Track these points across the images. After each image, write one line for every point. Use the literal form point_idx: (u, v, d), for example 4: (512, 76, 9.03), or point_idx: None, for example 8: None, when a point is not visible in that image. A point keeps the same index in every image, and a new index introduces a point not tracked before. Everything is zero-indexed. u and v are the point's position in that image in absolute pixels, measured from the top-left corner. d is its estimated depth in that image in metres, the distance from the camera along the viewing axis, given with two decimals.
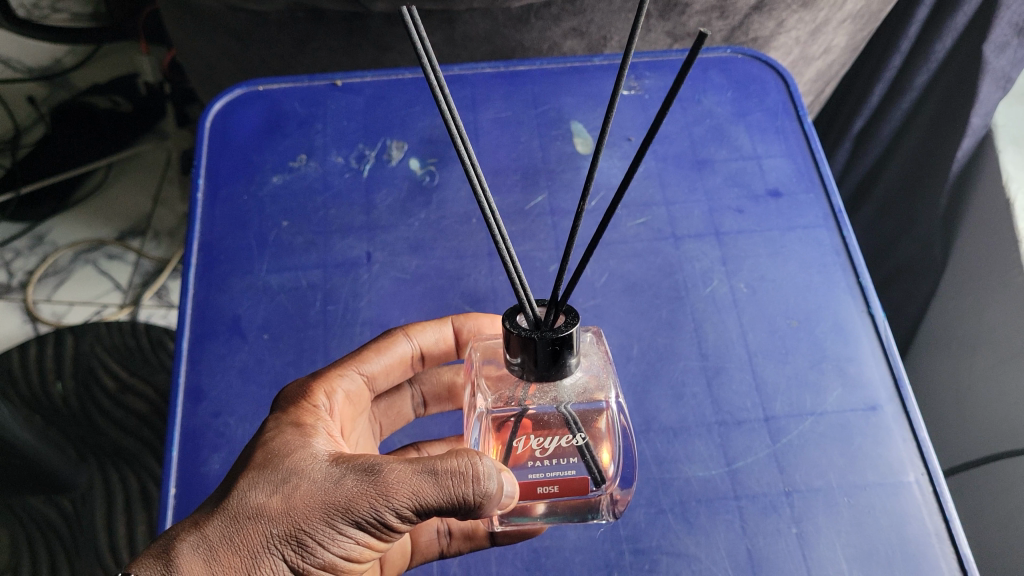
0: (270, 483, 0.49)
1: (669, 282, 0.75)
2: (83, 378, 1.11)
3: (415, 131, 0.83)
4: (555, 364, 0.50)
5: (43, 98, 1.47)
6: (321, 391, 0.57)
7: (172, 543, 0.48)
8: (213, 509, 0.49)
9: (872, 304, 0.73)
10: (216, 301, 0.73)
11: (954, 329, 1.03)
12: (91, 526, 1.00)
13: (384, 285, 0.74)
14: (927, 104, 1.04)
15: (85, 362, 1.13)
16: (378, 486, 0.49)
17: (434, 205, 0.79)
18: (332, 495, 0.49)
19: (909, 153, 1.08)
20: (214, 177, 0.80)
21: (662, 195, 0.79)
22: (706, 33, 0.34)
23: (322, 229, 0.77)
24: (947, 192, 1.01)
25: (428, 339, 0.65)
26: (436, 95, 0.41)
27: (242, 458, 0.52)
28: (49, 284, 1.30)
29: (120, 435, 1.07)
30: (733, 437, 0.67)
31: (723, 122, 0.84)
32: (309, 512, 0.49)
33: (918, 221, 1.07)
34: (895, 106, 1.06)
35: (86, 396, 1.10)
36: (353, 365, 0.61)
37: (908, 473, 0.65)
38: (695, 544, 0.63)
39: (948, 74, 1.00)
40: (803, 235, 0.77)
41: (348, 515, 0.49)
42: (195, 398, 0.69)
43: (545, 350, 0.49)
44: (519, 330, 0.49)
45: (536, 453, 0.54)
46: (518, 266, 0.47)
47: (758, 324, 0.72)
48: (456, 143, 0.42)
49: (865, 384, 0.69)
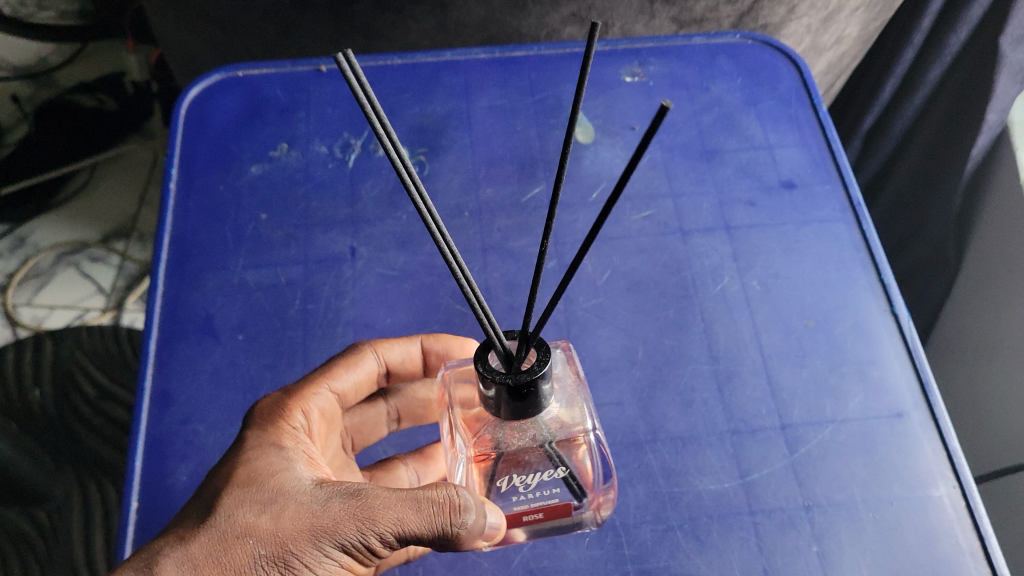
0: (258, 502, 0.44)
1: (676, 280, 0.69)
2: (62, 383, 1.04)
3: (405, 120, 0.78)
4: (528, 403, 0.45)
5: (28, 97, 1.38)
6: (299, 408, 0.52)
7: (152, 559, 0.42)
8: (189, 529, 0.44)
9: (896, 303, 0.68)
10: (187, 299, 0.68)
11: (969, 333, 0.98)
12: (68, 539, 0.94)
13: (369, 283, 0.69)
14: (941, 98, 0.99)
15: (63, 368, 1.05)
16: (370, 509, 0.44)
17: (425, 196, 0.73)
18: (322, 516, 0.44)
19: (923, 149, 1.03)
20: (188, 168, 0.75)
21: (669, 187, 0.74)
22: (666, 105, 0.29)
23: (303, 222, 0.72)
24: (962, 191, 0.96)
25: (394, 356, 0.59)
26: (381, 139, 0.36)
27: (216, 474, 0.47)
28: (29, 287, 1.25)
29: (100, 447, 0.99)
30: (747, 446, 0.62)
31: (733, 111, 0.79)
32: (297, 533, 0.43)
33: (932, 220, 1.02)
34: (907, 101, 1.01)
35: (66, 405, 1.02)
36: (325, 380, 0.55)
37: (939, 487, 0.60)
38: (706, 563, 0.57)
39: (963, 69, 0.95)
40: (820, 230, 0.71)
41: (333, 540, 0.44)
42: (162, 403, 0.63)
43: (514, 394, 0.44)
44: (490, 375, 0.43)
45: (519, 488, 0.51)
46: (471, 278, 0.42)
47: (773, 325, 0.67)
48: (407, 187, 0.37)
49: (888, 389, 0.64)
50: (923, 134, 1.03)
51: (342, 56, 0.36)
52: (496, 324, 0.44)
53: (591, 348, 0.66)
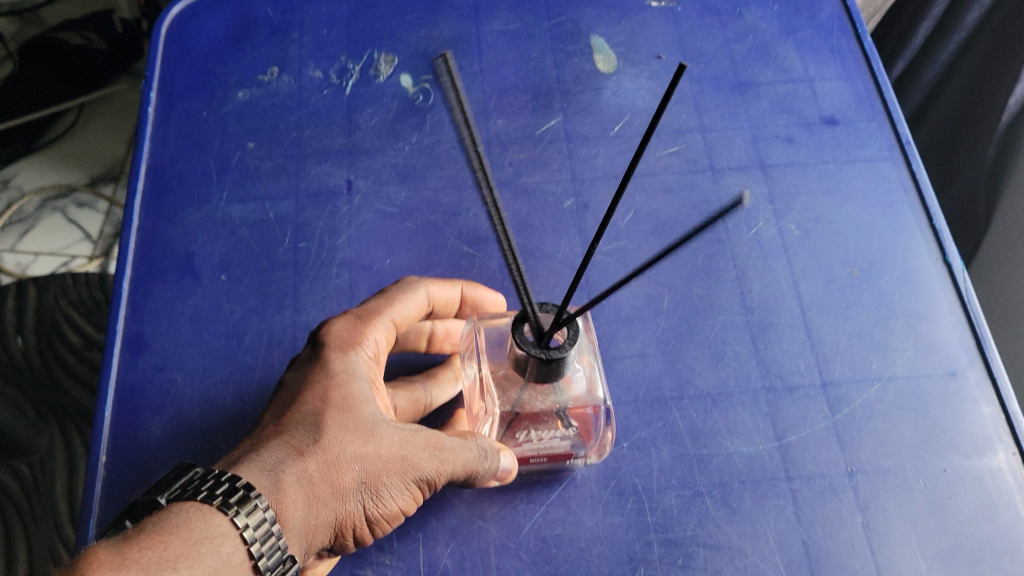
0: (362, 427, 0.42)
1: (705, 222, 0.63)
2: (45, 332, 0.81)
3: (408, 43, 0.70)
4: (549, 374, 0.44)
5: (12, 36, 1.21)
6: (372, 327, 0.47)
7: (271, 467, 0.39)
8: (302, 442, 0.40)
9: (949, 252, 0.61)
10: (165, 235, 0.61)
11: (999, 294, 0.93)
12: (51, 496, 0.75)
13: (368, 220, 0.62)
14: (976, 45, 0.90)
15: (47, 317, 0.82)
16: (447, 450, 0.45)
17: (428, 127, 0.66)
18: (414, 450, 0.44)
19: (954, 100, 0.95)
20: (169, 92, 0.68)
21: (698, 121, 0.67)
22: (685, 68, 0.28)
23: (294, 152, 0.65)
24: (995, 144, 0.89)
25: (441, 294, 0.53)
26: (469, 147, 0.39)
27: (301, 391, 0.43)
28: (13, 233, 1.14)
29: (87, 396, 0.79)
30: (784, 406, 0.56)
31: (769, 39, 0.71)
32: (392, 463, 0.43)
33: (959, 175, 0.95)
34: (939, 47, 0.93)
35: (49, 353, 0.81)
36: (386, 311, 0.49)
37: (997, 453, 0.54)
38: (739, 534, 0.52)
39: (1002, 15, 0.86)
40: (865, 169, 0.65)
41: (413, 475, 0.44)
42: (136, 348, 0.57)
43: (543, 367, 0.43)
44: (526, 347, 0.43)
45: (531, 438, 0.52)
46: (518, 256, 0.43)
47: (813, 273, 0.61)
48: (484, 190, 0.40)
49: (939, 345, 0.58)
50: (954, 82, 0.94)
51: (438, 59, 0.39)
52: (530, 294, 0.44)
53: (611, 295, 0.60)
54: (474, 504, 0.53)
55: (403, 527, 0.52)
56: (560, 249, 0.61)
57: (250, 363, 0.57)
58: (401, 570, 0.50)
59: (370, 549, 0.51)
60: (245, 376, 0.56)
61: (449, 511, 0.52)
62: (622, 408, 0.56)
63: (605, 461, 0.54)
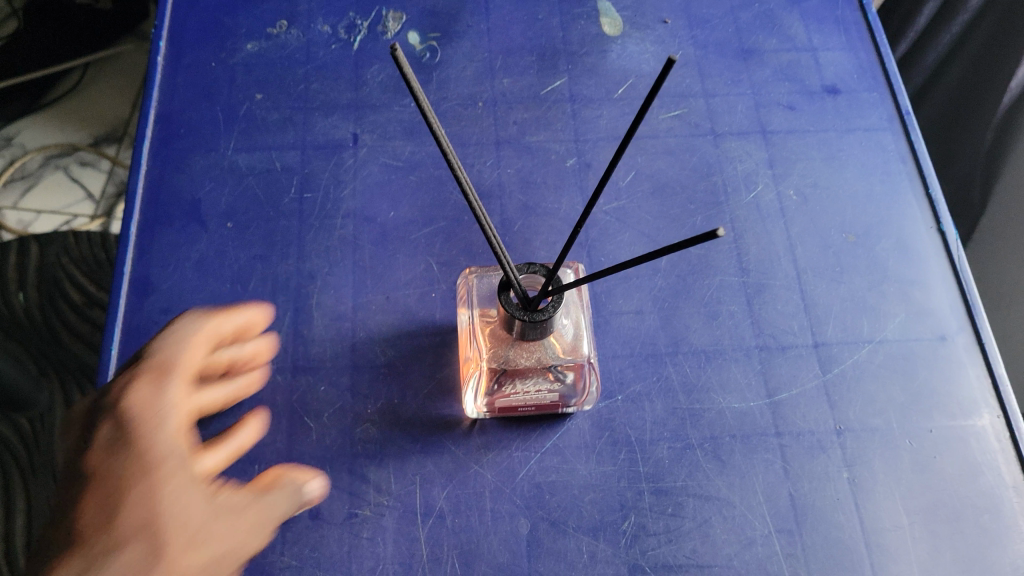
0: (157, 531, 0.43)
1: (705, 185, 0.64)
2: (47, 289, 0.83)
3: (416, 1, 0.71)
4: (540, 333, 0.48)
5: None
6: (168, 387, 0.47)
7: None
8: (100, 559, 0.41)
9: (944, 221, 0.62)
10: (172, 182, 0.62)
11: (991, 276, 0.96)
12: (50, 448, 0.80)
13: (373, 173, 0.63)
14: (979, 28, 0.90)
15: (49, 275, 0.84)
16: (264, 516, 0.46)
17: (435, 84, 0.67)
18: (245, 534, 0.45)
19: (954, 82, 0.95)
20: (178, 41, 0.68)
21: (701, 86, 0.68)
22: (674, 58, 0.33)
23: (301, 105, 0.66)
24: (995, 128, 0.90)
25: (229, 323, 0.52)
26: (458, 175, 0.41)
27: (97, 475, 0.44)
28: (15, 189, 1.16)
29: (85, 353, 0.83)
30: (776, 365, 0.57)
31: (774, 8, 0.72)
32: (232, 556, 0.44)
33: (957, 156, 0.96)
34: (944, 28, 0.92)
35: (51, 310, 0.83)
36: (176, 371, 0.48)
37: (982, 416, 0.55)
38: (728, 486, 0.53)
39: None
40: (864, 139, 0.66)
41: (254, 549, 0.45)
42: (142, 290, 0.58)
43: (530, 328, 0.47)
44: (510, 311, 0.47)
45: (520, 391, 0.53)
46: (498, 237, 0.46)
47: (810, 238, 0.62)
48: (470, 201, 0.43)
49: (931, 311, 0.59)
50: (956, 64, 0.95)
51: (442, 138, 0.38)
52: (510, 262, 0.46)
53: (610, 253, 0.61)
54: (470, 449, 0.54)
55: (401, 470, 0.53)
56: (561, 207, 0.62)
57: None
58: (397, 510, 0.52)
59: (369, 489, 0.52)
60: None
61: (446, 456, 0.53)
62: (619, 361, 0.57)
63: (600, 411, 0.55)
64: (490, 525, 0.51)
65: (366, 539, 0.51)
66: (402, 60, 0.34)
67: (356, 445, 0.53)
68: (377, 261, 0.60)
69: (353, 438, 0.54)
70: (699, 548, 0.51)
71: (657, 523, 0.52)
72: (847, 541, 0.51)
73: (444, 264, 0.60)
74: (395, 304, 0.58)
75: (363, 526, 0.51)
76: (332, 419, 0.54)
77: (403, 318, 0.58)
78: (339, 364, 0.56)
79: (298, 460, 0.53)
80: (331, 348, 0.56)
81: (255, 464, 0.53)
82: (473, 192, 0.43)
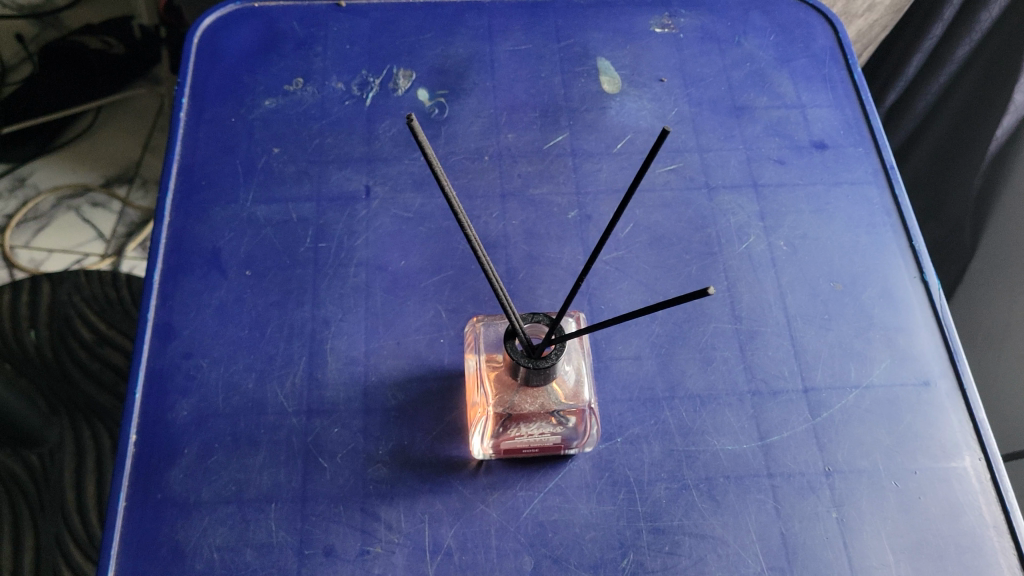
0: None
1: (700, 236, 0.67)
2: (58, 326, 0.87)
3: (425, 59, 0.75)
4: (544, 378, 0.51)
5: (33, 37, 1.29)
6: None
7: None
8: None
9: (926, 271, 0.66)
10: (194, 232, 0.65)
11: (980, 319, 0.99)
12: (60, 485, 0.81)
13: (384, 224, 0.66)
14: (965, 78, 0.94)
15: (60, 313, 0.88)
16: None
17: (443, 139, 0.71)
18: None
19: (941, 132, 0.99)
20: (199, 97, 0.72)
21: (695, 141, 0.71)
22: (667, 129, 0.38)
23: (316, 158, 0.69)
24: (983, 174, 0.94)
25: None
26: (466, 230, 0.45)
27: None
28: (29, 229, 1.23)
29: (95, 389, 0.85)
30: (767, 409, 0.60)
31: (764, 67, 0.76)
32: None
33: (946, 203, 0.99)
34: (931, 80, 0.96)
35: (61, 347, 0.86)
36: None
37: (964, 458, 0.58)
38: (722, 525, 0.56)
39: (992, 49, 0.90)
40: (850, 192, 0.69)
41: None
42: (165, 335, 0.61)
43: (534, 374, 0.50)
44: (515, 357, 0.50)
45: (525, 433, 0.56)
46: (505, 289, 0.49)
47: (799, 286, 0.65)
48: (478, 256, 0.46)
49: (915, 357, 0.62)
50: (943, 116, 0.98)
51: (449, 194, 0.43)
52: (516, 311, 0.49)
53: (610, 301, 0.64)
54: (476, 488, 0.56)
55: (411, 509, 0.55)
56: (562, 256, 0.65)
57: (271, 353, 0.61)
58: (407, 548, 0.54)
59: (380, 527, 0.55)
60: (266, 365, 0.60)
61: (453, 495, 0.56)
62: (618, 405, 0.60)
63: (600, 453, 0.58)
64: (495, 562, 0.54)
65: None
66: (417, 129, 0.40)
67: (367, 484, 0.56)
68: (388, 308, 0.63)
69: (365, 478, 0.56)
70: None
71: (655, 561, 0.54)
72: None
73: (452, 311, 0.63)
74: (405, 349, 0.61)
75: (375, 563, 0.54)
76: (344, 460, 0.57)
77: (412, 363, 0.61)
78: (351, 407, 0.59)
79: (312, 499, 0.56)
80: (344, 391, 0.59)
81: (271, 502, 0.55)
82: (480, 246, 0.46)
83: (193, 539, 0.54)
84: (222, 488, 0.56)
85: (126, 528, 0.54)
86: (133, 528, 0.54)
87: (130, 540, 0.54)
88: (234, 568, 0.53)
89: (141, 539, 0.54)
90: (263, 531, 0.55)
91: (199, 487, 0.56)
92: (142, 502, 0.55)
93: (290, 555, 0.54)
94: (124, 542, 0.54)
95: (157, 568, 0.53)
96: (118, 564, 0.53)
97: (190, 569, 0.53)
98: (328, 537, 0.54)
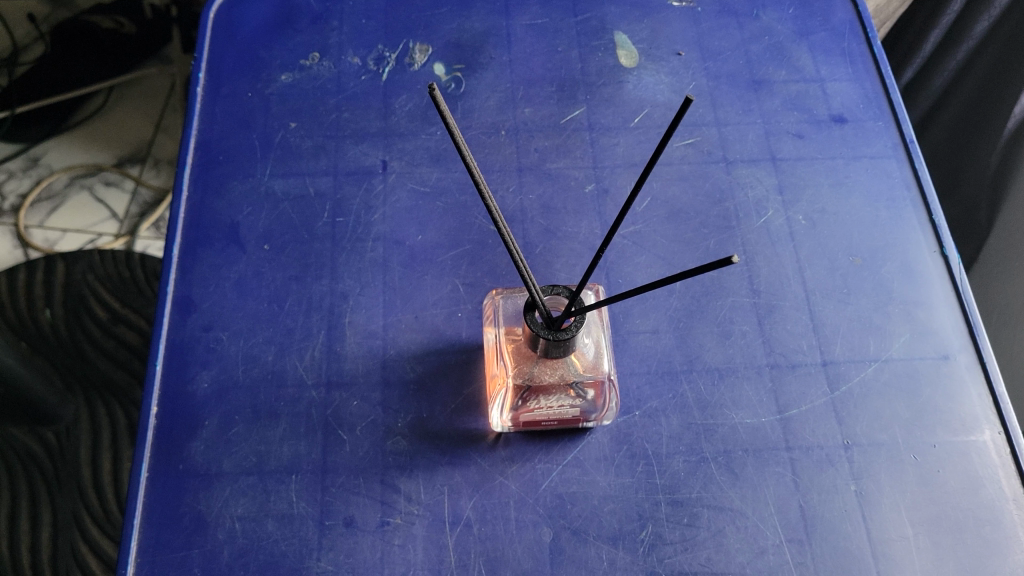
0: None
1: (718, 210, 0.67)
2: (72, 306, 0.88)
3: (441, 34, 0.74)
4: (561, 351, 0.51)
5: (44, 18, 1.27)
6: None
7: None
8: None
9: (945, 245, 0.65)
10: (211, 207, 0.65)
11: (996, 298, 0.98)
12: (75, 461, 0.81)
13: (401, 198, 0.66)
14: (985, 55, 0.93)
15: (74, 292, 0.89)
16: None
17: (460, 113, 0.70)
18: None
19: (958, 109, 0.98)
20: (215, 73, 0.72)
21: (713, 116, 0.71)
22: (691, 98, 0.38)
23: (334, 133, 0.69)
24: (1000, 152, 0.93)
25: None
26: (484, 198, 0.45)
27: None
28: (42, 209, 1.23)
29: (108, 368, 0.85)
30: (787, 381, 0.60)
31: (783, 40, 0.75)
32: None
33: (963, 181, 0.98)
34: (950, 55, 0.95)
35: (76, 326, 0.87)
36: None
37: (983, 431, 0.58)
38: (740, 498, 0.56)
39: (1011, 23, 0.89)
40: (869, 166, 0.69)
41: None
42: (185, 308, 0.61)
43: (553, 346, 0.50)
44: (536, 330, 0.50)
45: (545, 406, 0.56)
46: (525, 261, 0.49)
47: (817, 261, 0.64)
48: (498, 225, 0.46)
49: (934, 331, 0.62)
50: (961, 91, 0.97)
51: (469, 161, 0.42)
52: (535, 282, 0.49)
53: (628, 275, 0.64)
54: (494, 461, 0.57)
55: (431, 481, 0.56)
56: (580, 231, 0.65)
57: (290, 327, 0.61)
58: (427, 519, 0.55)
59: (400, 498, 0.55)
60: (285, 339, 0.60)
61: (472, 467, 0.56)
62: (636, 378, 0.60)
63: (618, 426, 0.58)
64: (514, 533, 0.54)
65: (397, 546, 0.54)
66: (438, 98, 0.40)
67: (387, 457, 0.56)
68: (406, 282, 0.63)
69: (384, 450, 0.57)
70: (713, 557, 0.54)
71: (673, 533, 0.55)
72: (854, 551, 0.54)
73: (469, 285, 0.63)
74: (423, 323, 0.61)
75: (394, 534, 0.54)
76: (364, 433, 0.57)
77: (431, 337, 0.61)
78: (370, 380, 0.59)
79: (333, 470, 0.56)
80: (363, 364, 0.59)
81: (292, 474, 0.56)
82: (501, 217, 0.46)
83: (215, 510, 0.55)
84: (242, 459, 0.56)
85: (148, 498, 0.55)
86: (155, 499, 0.55)
87: (152, 510, 0.55)
88: (255, 539, 0.54)
89: (163, 509, 0.55)
90: (284, 502, 0.55)
91: (220, 458, 0.56)
92: (164, 473, 0.56)
93: (311, 526, 0.54)
94: (147, 512, 0.55)
95: (179, 538, 0.54)
96: (141, 533, 0.54)
97: (211, 539, 0.54)
98: (349, 508, 0.55)
